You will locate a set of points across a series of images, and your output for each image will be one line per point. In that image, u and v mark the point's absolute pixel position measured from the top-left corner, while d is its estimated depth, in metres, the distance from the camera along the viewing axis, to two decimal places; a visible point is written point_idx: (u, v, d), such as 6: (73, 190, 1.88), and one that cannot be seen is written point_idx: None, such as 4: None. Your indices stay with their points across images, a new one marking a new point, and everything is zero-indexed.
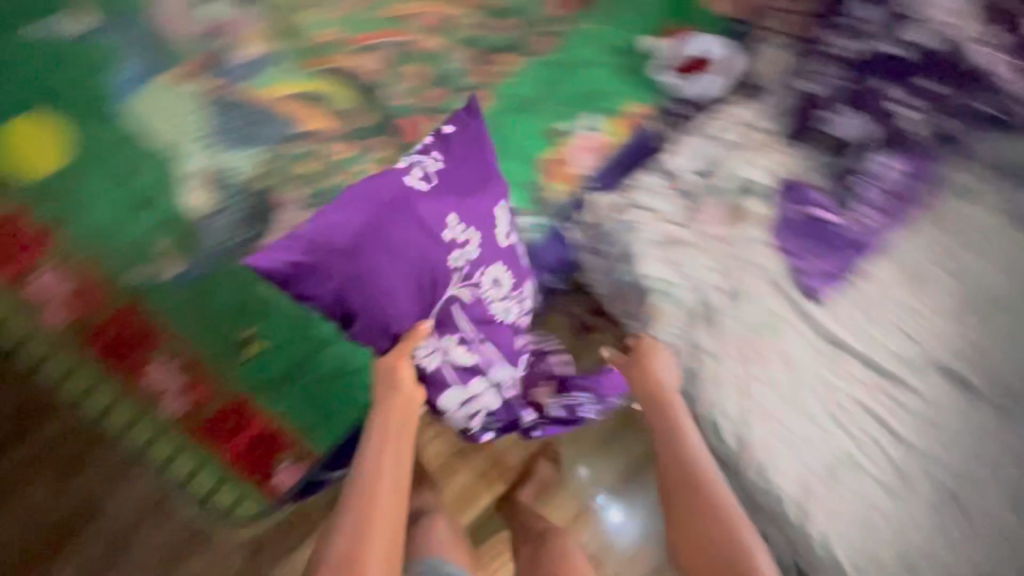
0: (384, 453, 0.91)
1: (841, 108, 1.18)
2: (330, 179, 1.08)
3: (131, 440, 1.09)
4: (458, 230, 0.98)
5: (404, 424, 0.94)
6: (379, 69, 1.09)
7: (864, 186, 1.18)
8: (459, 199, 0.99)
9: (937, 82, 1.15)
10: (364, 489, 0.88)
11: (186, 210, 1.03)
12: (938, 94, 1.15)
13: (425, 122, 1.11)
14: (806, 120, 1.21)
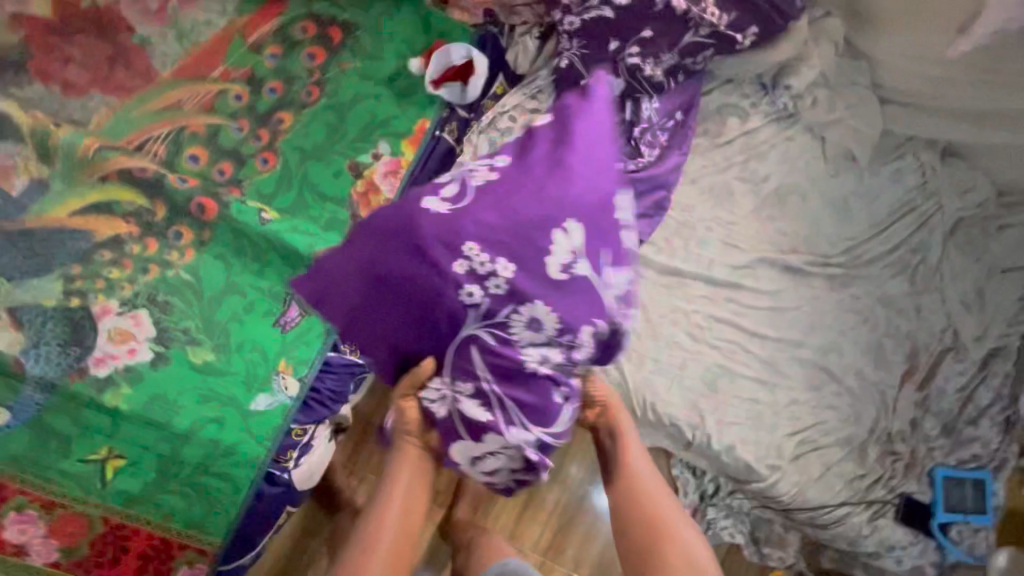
0: (391, 502, 0.90)
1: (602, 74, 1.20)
2: (139, 281, 1.10)
3: None
4: (479, 260, 0.83)
5: (415, 481, 0.92)
6: (156, 163, 1.12)
7: (644, 138, 1.29)
8: (516, 240, 0.84)
9: (678, 20, 1.15)
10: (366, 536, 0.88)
11: (1, 353, 1.03)
12: (680, 34, 1.16)
13: (214, 198, 1.12)
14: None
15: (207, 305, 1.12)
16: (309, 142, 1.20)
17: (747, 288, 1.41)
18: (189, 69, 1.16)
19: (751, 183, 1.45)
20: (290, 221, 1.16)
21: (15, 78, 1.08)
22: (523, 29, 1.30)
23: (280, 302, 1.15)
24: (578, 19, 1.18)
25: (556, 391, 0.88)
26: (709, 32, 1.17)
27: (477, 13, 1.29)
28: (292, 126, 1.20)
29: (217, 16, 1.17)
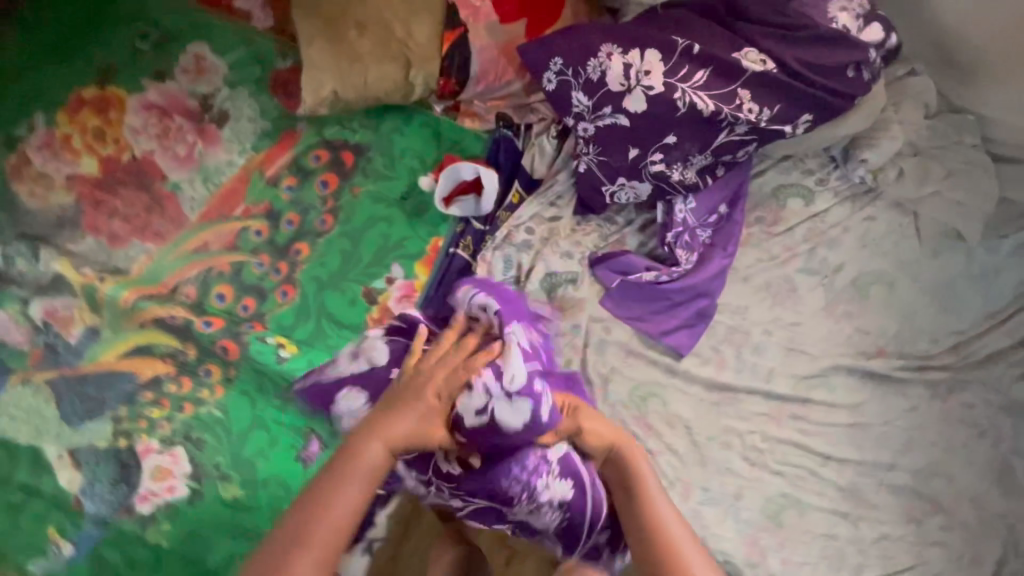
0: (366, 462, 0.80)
1: (624, 180, 1.08)
2: (177, 418, 1.16)
3: None
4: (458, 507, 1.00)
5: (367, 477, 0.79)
6: (189, 306, 1.17)
7: (678, 241, 1.15)
8: None
9: (709, 118, 0.99)
10: (328, 500, 0.78)
11: (65, 489, 1.14)
12: (713, 133, 1.01)
13: (235, 340, 1.15)
14: (598, 198, 1.13)
15: (235, 440, 1.16)
16: (322, 270, 1.19)
17: (818, 402, 1.19)
18: (214, 210, 1.20)
19: (820, 273, 1.22)
20: (306, 355, 1.16)
21: (70, 233, 1.19)
22: (539, 129, 1.21)
23: (302, 436, 1.16)
24: (592, 126, 1.05)
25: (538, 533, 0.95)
26: (749, 129, 1.00)
27: (489, 118, 1.21)
28: (305, 258, 1.20)
29: (238, 155, 1.21)
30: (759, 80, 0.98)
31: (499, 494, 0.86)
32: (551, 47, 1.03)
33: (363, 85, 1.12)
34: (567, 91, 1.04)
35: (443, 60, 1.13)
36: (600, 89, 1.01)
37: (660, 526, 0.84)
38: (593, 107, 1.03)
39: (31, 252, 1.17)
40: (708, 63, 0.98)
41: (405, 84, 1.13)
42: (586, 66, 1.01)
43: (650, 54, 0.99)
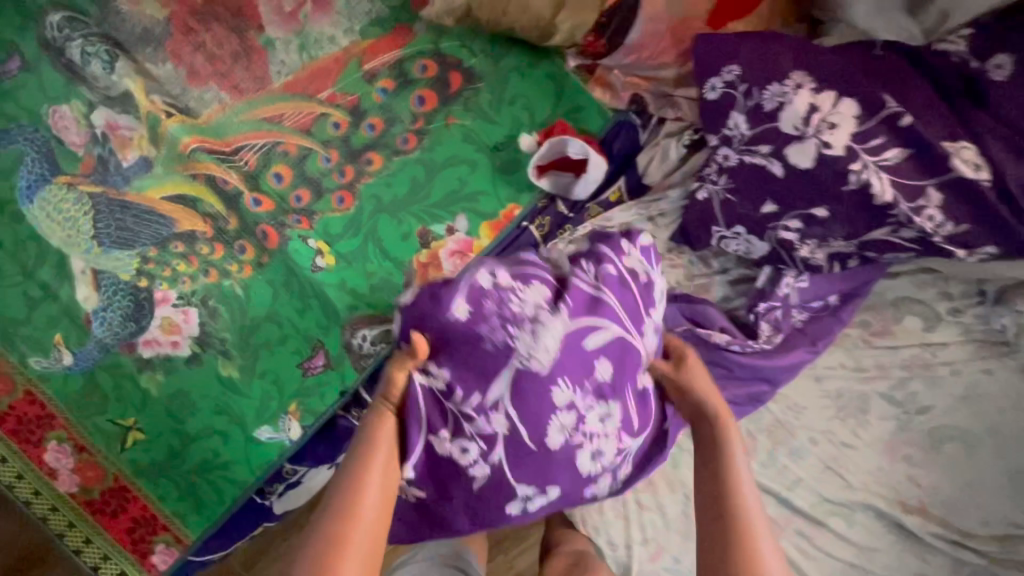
0: (376, 454, 0.73)
1: (741, 230, 0.93)
2: (200, 280, 1.13)
3: (27, 510, 1.18)
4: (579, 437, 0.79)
5: (384, 456, 0.74)
6: (245, 176, 1.10)
7: (767, 314, 1.00)
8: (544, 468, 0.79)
9: (876, 207, 0.81)
10: (352, 504, 0.71)
11: (81, 304, 1.14)
12: (871, 226, 0.83)
13: (277, 231, 1.10)
14: (703, 236, 0.97)
15: (247, 323, 1.13)
16: (387, 191, 1.09)
17: (831, 531, 1.09)
18: (300, 83, 1.09)
19: (897, 405, 1.08)
20: (341, 272, 1.10)
21: (152, 52, 1.10)
22: (671, 131, 1.04)
23: (309, 347, 1.13)
24: (737, 158, 0.88)
25: (598, 356, 0.79)
26: (911, 239, 0.83)
27: (622, 96, 1.04)
28: (373, 171, 1.09)
29: (343, 33, 1.08)
30: (958, 187, 0.78)
31: (473, 339, 0.74)
32: (736, 48, 0.84)
33: (502, 10, 0.95)
34: (728, 107, 0.86)
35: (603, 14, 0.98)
36: (766, 122, 0.83)
37: (742, 509, 0.74)
38: (749, 138, 0.86)
39: (108, 60, 1.09)
40: (910, 143, 0.79)
41: (546, 25, 0.96)
42: (763, 88, 0.83)
43: (846, 104, 0.80)
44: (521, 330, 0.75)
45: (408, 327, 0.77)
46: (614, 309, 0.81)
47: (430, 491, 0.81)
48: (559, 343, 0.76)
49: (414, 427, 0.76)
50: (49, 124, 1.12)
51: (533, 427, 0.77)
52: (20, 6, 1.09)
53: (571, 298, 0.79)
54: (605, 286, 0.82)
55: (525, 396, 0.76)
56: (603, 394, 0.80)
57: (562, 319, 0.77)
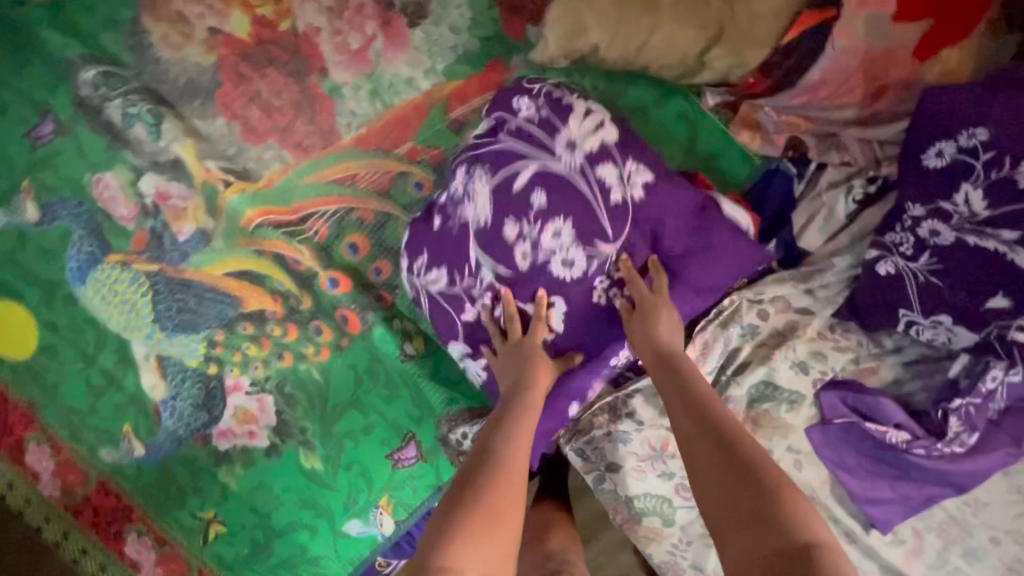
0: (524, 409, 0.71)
1: (944, 319, 0.73)
2: (273, 364, 1.01)
3: None
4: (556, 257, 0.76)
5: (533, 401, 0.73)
6: (317, 249, 0.95)
7: (960, 411, 0.82)
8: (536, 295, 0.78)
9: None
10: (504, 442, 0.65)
11: (147, 392, 1.03)
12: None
13: (360, 316, 0.95)
14: (887, 318, 0.78)
15: (329, 412, 1.01)
16: None
17: None
18: (374, 137, 0.92)
19: None
20: (434, 357, 0.97)
21: (199, 106, 0.94)
22: (836, 181, 0.83)
23: (400, 436, 0.99)
24: (953, 236, 0.71)
25: (534, 193, 0.76)
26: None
27: (777, 142, 0.83)
28: None
29: (423, 73, 0.89)
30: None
31: (435, 215, 0.83)
32: (985, 106, 0.68)
33: (640, 46, 0.79)
34: (962, 177, 0.69)
35: (774, 50, 0.80)
36: (1015, 203, 0.66)
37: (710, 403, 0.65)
38: (979, 218, 0.68)
39: (152, 121, 0.94)
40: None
41: (694, 62, 0.81)
42: (1018, 160, 0.65)
43: None
44: (475, 200, 0.79)
45: (417, 269, 0.83)
46: (536, 148, 0.76)
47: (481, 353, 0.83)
48: (486, 199, 0.78)
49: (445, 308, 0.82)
50: (92, 193, 0.97)
51: (499, 271, 0.78)
52: (47, 60, 0.94)
53: (483, 155, 0.79)
54: (527, 120, 0.78)
55: (491, 254, 0.78)
56: (558, 228, 0.75)
57: (482, 184, 0.78)
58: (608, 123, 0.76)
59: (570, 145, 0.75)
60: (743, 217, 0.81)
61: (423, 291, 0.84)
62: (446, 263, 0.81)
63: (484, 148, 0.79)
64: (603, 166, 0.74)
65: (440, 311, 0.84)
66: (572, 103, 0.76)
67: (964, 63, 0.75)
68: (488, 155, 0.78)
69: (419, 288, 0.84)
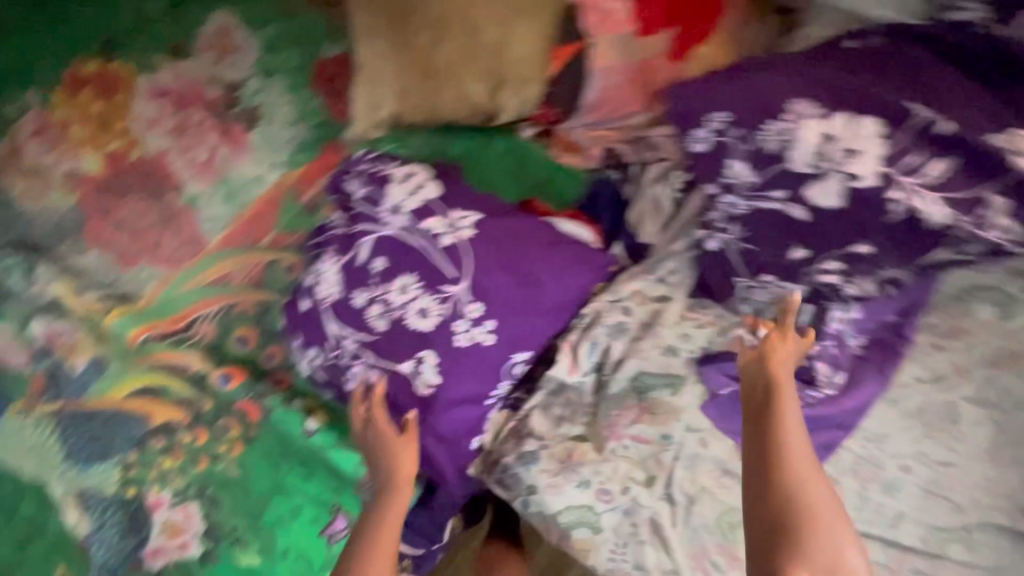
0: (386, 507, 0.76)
1: (770, 279, 0.79)
2: (190, 471, 1.01)
3: None
4: (405, 309, 0.79)
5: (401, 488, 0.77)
6: (207, 350, 0.99)
7: (819, 355, 0.89)
8: (398, 347, 0.80)
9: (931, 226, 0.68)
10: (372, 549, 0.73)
11: (71, 531, 1.01)
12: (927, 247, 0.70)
13: (257, 404, 0.97)
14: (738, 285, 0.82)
15: (255, 505, 1.00)
16: None
17: (950, 561, 0.97)
18: (238, 234, 0.98)
19: (991, 409, 0.94)
20: (339, 427, 0.98)
21: (72, 245, 0.99)
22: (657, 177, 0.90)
23: (327, 511, 1.00)
24: (747, 206, 0.76)
25: (375, 261, 0.79)
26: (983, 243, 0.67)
27: (593, 155, 0.92)
28: None
29: (267, 168, 0.96)
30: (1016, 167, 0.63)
31: (301, 294, 0.86)
32: (719, 93, 0.73)
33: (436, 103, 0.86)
34: (731, 154, 0.74)
35: (548, 81, 0.85)
36: (774, 164, 0.72)
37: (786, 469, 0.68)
38: (757, 185, 0.74)
39: (29, 267, 1.00)
40: (953, 135, 0.65)
41: (490, 107, 0.88)
42: (763, 129, 0.71)
43: (867, 125, 0.68)
44: (324, 280, 0.82)
45: (301, 345, 0.86)
46: (370, 220, 0.81)
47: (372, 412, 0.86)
48: (334, 275, 0.81)
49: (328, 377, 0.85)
50: None
51: (357, 335, 0.81)
52: None
53: (328, 238, 0.84)
54: (359, 197, 0.83)
55: (349, 325, 0.80)
56: (401, 288, 0.79)
57: (328, 263, 0.82)
58: (429, 173, 0.82)
59: (397, 209, 0.80)
60: (585, 234, 0.88)
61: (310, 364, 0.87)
62: (316, 335, 0.84)
63: (329, 232, 0.85)
64: (430, 218, 0.79)
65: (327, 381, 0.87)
66: (393, 171, 0.83)
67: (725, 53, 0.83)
68: (332, 237, 0.83)
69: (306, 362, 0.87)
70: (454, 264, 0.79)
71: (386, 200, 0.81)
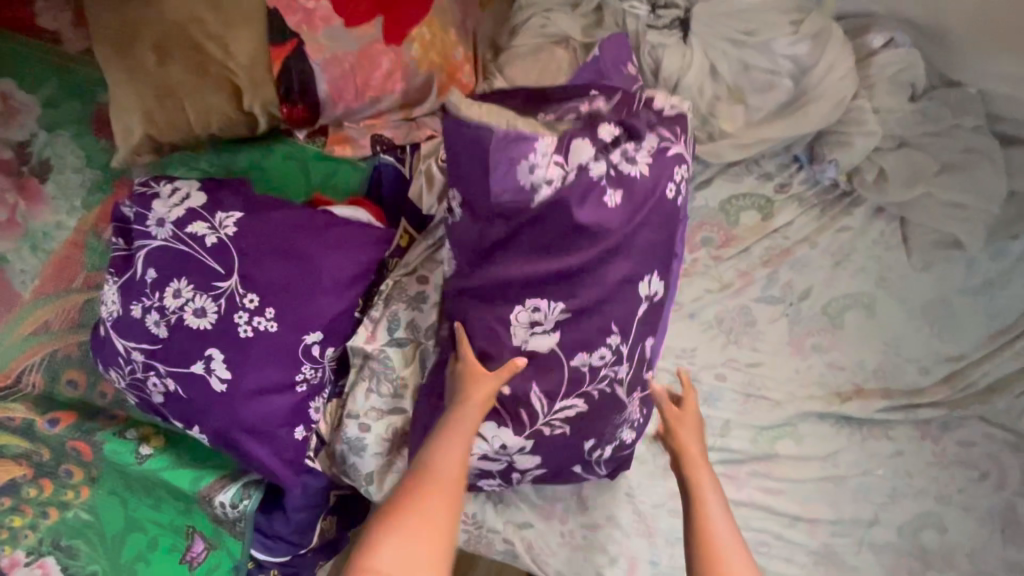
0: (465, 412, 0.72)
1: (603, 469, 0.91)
2: (41, 526, 1.00)
3: None
4: (185, 310, 0.83)
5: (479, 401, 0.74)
6: (35, 400, 1.01)
7: None
8: (184, 350, 0.84)
9: (594, 395, 0.82)
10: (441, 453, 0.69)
11: None
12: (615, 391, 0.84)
13: (87, 441, 0.99)
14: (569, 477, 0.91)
15: (111, 544, 1.00)
16: None
17: (784, 458, 1.00)
18: (50, 283, 1.01)
19: (782, 301, 1.00)
20: (174, 450, 0.99)
21: None
22: (404, 278, 0.91)
23: (183, 537, 1.00)
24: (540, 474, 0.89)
25: (150, 271, 0.84)
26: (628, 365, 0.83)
27: (363, 143, 0.97)
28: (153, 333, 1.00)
29: (67, 214, 1.01)
30: (581, 323, 0.80)
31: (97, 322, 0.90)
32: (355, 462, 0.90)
33: (187, 125, 0.88)
34: None
35: (279, 83, 0.86)
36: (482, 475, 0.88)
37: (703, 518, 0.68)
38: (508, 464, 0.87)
39: None
40: (532, 390, 0.80)
41: (240, 116, 0.89)
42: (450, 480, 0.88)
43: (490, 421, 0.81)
44: (108, 300, 0.86)
45: (103, 369, 0.89)
46: (142, 233, 0.86)
47: (182, 420, 0.88)
48: (117, 292, 0.85)
49: (133, 395, 0.88)
50: None
51: (144, 345, 0.84)
52: None
53: (110, 261, 0.88)
54: (131, 215, 0.87)
55: (134, 338, 0.84)
56: (178, 291, 0.83)
57: (110, 282, 0.86)
58: (195, 185, 0.88)
59: (165, 219, 0.85)
60: (363, 216, 0.93)
61: (116, 386, 0.89)
62: (110, 356, 0.87)
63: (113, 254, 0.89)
64: (195, 222, 0.85)
65: (136, 398, 0.89)
66: (161, 187, 0.88)
67: (442, 35, 0.91)
68: (114, 258, 0.88)
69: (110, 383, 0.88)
70: (224, 260, 0.84)
71: (153, 213, 0.86)
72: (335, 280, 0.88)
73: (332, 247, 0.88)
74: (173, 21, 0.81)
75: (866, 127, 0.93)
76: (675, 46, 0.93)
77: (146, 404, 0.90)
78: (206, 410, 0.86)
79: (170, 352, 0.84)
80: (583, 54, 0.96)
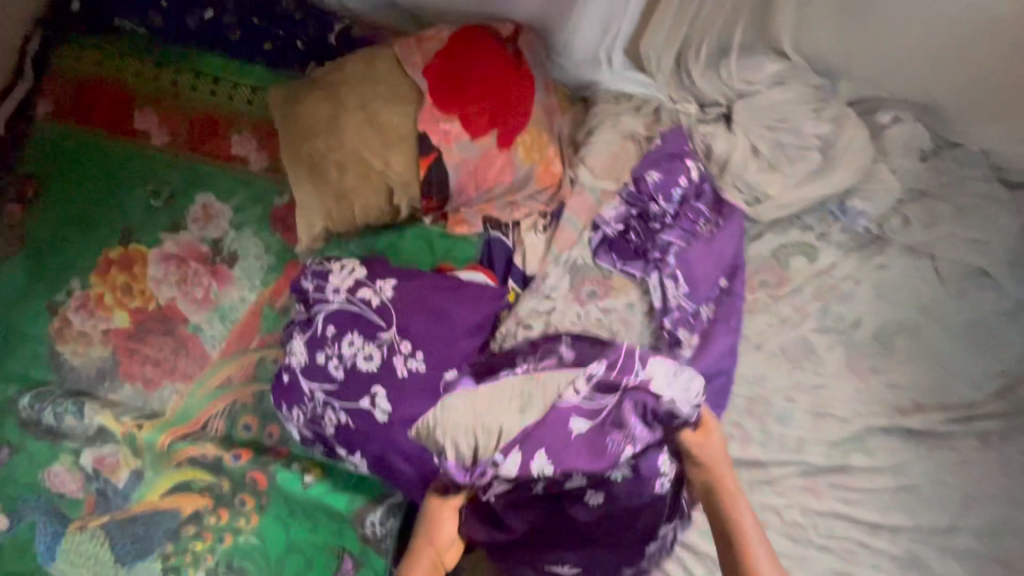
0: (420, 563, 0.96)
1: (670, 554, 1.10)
2: (219, 549, 1.20)
3: None
4: (357, 356, 1.07)
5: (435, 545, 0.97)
6: (219, 441, 1.24)
7: (680, 323, 1.13)
8: (356, 387, 1.07)
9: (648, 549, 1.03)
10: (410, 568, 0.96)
11: None
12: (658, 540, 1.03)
13: (263, 472, 1.21)
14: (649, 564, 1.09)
15: (274, 565, 1.19)
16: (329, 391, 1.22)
17: (858, 470, 1.12)
18: (233, 344, 1.28)
19: (836, 329, 1.17)
20: (330, 477, 1.20)
21: (111, 385, 1.29)
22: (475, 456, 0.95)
23: (336, 556, 1.18)
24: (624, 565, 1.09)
25: (331, 328, 1.09)
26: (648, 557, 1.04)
27: (477, 223, 1.23)
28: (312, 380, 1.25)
29: (248, 291, 1.30)
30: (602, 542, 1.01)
31: (280, 372, 1.14)
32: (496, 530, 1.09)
33: (352, 217, 1.17)
34: None
35: (422, 183, 1.15)
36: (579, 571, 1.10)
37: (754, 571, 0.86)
38: None
39: (77, 408, 1.26)
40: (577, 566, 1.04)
41: (390, 208, 1.18)
42: None
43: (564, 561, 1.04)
44: (295, 353, 1.11)
45: (285, 410, 1.12)
46: (323, 300, 1.12)
47: (348, 450, 1.10)
48: (304, 345, 1.10)
49: (310, 429, 1.11)
50: (35, 478, 1.26)
51: (324, 386, 1.08)
52: None
53: (295, 324, 1.14)
54: (311, 287, 1.14)
55: (318, 381, 1.08)
56: (352, 342, 1.08)
57: (297, 339, 1.11)
58: (359, 261, 1.15)
59: (340, 288, 1.12)
60: (480, 277, 1.17)
61: (294, 424, 1.12)
62: (295, 396, 1.10)
63: (296, 318, 1.15)
64: (363, 289, 1.11)
65: (311, 432, 1.12)
66: (333, 263, 1.15)
67: (539, 138, 1.19)
68: (299, 320, 1.14)
69: (292, 420, 1.12)
70: (385, 316, 1.09)
71: (330, 283, 1.12)
72: (467, 327, 1.10)
73: (464, 302, 1.11)
74: (350, 147, 1.13)
75: (884, 184, 1.16)
76: (722, 133, 1.19)
77: (318, 437, 1.12)
78: (369, 439, 1.07)
79: (345, 390, 1.07)
80: (646, 144, 1.24)
